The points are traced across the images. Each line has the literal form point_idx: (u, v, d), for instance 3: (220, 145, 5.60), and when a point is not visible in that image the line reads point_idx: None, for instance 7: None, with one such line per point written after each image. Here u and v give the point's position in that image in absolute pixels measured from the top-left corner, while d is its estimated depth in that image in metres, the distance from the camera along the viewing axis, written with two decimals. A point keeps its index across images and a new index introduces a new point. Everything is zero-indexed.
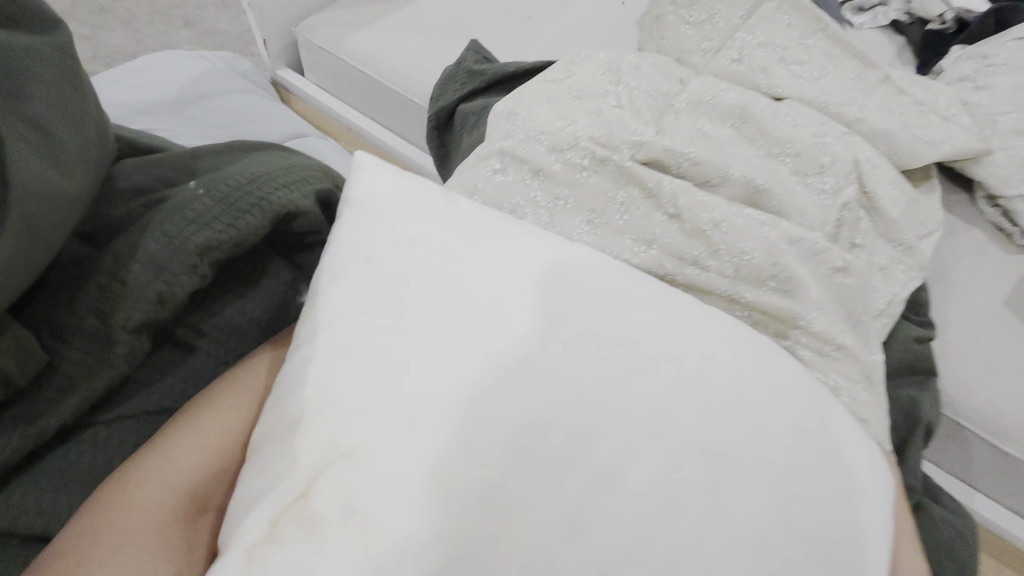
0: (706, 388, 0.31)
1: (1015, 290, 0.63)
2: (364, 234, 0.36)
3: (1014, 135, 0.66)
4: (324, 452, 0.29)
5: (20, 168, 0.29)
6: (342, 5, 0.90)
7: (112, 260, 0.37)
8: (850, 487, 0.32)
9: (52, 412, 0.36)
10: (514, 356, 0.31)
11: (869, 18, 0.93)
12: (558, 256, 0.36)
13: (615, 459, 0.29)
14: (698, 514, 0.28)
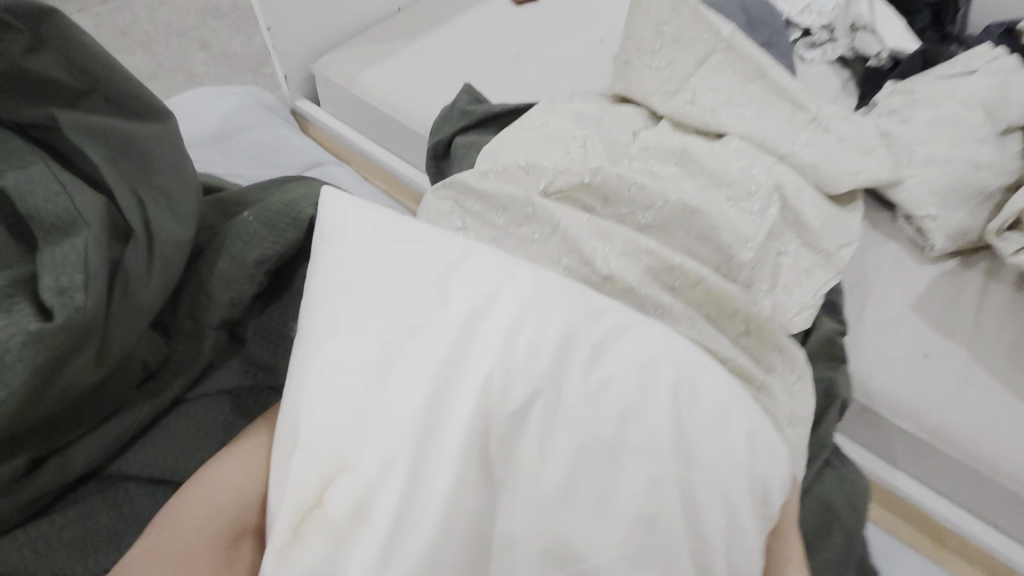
0: (603, 402, 0.43)
1: (921, 295, 0.75)
2: (335, 282, 0.47)
3: (923, 165, 0.79)
4: (325, 468, 0.41)
5: (157, 227, 0.44)
6: (353, 45, 1.03)
7: (198, 278, 0.51)
8: (724, 458, 0.43)
9: (163, 390, 0.50)
10: (459, 386, 0.43)
11: (820, 53, 1.05)
12: (492, 294, 0.47)
13: (535, 461, 0.42)
14: (593, 496, 0.41)
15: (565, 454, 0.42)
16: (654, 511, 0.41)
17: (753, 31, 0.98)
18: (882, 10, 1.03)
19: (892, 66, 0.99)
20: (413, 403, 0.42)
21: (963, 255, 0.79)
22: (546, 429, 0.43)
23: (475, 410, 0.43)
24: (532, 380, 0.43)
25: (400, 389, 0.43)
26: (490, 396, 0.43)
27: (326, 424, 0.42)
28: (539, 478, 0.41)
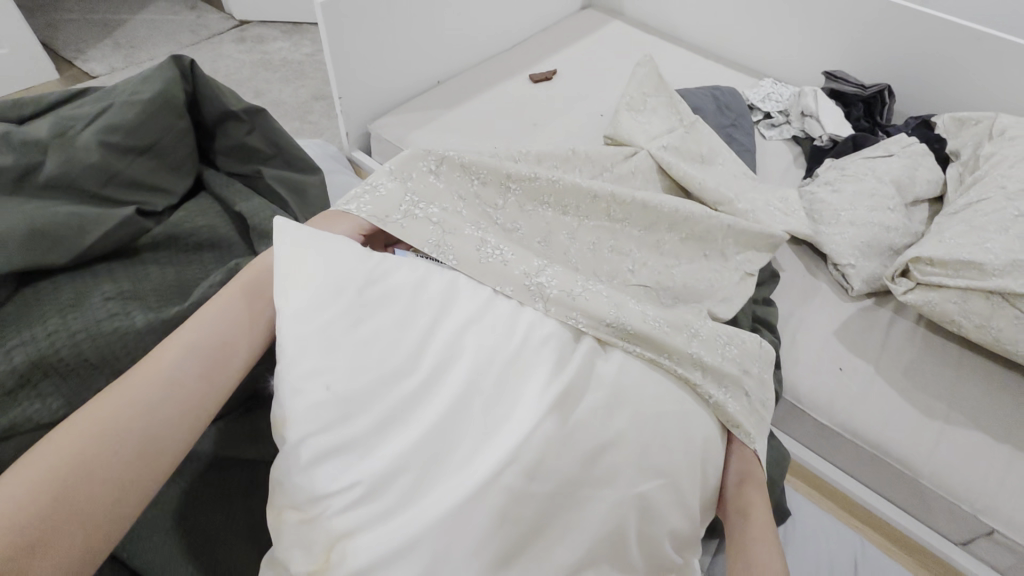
0: (573, 446, 0.52)
1: (842, 325, 0.96)
2: (310, 358, 0.50)
3: (847, 226, 1.02)
4: (331, 539, 0.46)
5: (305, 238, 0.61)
6: (404, 110, 1.28)
7: None
8: (686, 453, 0.58)
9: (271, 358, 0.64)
10: (448, 454, 0.50)
11: (776, 133, 1.32)
12: (467, 368, 0.54)
13: (518, 515, 0.48)
14: (566, 530, 0.51)
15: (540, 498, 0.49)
16: (619, 526, 0.52)
17: (721, 115, 1.23)
18: (825, 101, 1.28)
19: (832, 145, 1.23)
20: (405, 476, 0.48)
21: (877, 297, 1.01)
22: (523, 483, 0.49)
23: (465, 479, 0.48)
24: (511, 443, 0.50)
25: (392, 465, 0.48)
26: (475, 461, 0.49)
27: (328, 494, 0.47)
28: (521, 527, 0.48)
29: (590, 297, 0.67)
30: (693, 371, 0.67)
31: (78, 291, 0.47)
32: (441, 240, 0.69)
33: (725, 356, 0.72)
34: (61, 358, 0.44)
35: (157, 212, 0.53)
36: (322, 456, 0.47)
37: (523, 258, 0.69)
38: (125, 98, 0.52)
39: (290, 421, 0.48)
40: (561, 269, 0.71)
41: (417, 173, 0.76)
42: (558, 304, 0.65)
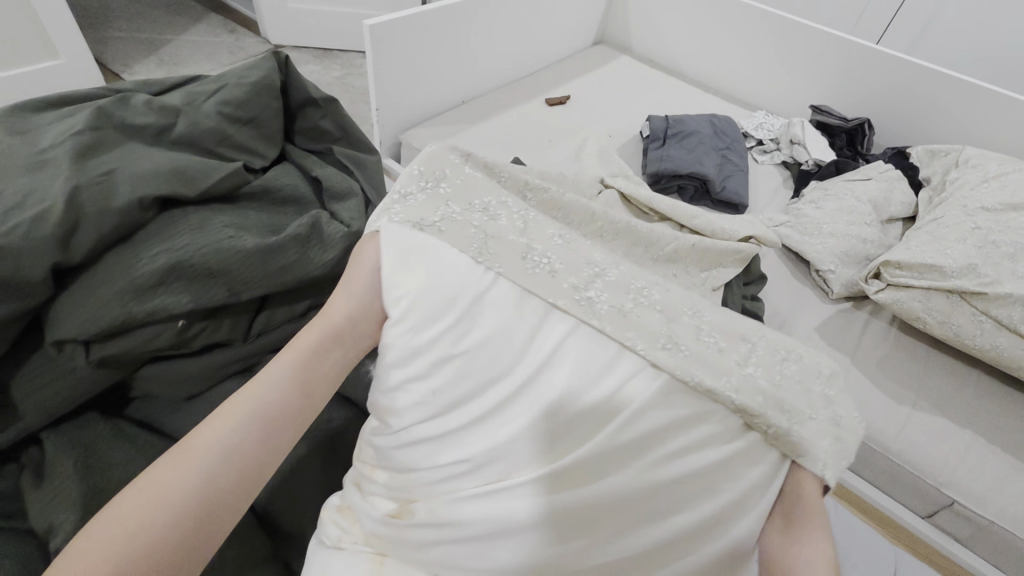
0: (646, 469, 0.51)
1: (823, 323, 1.07)
2: (412, 354, 0.55)
3: (828, 237, 1.14)
4: (425, 512, 0.50)
5: (345, 212, 0.64)
6: (432, 124, 1.43)
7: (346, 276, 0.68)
8: (751, 477, 0.54)
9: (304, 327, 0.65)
10: (534, 449, 0.52)
11: (768, 158, 1.45)
12: (554, 377, 0.54)
13: (595, 507, 0.49)
14: (630, 538, 0.50)
15: (603, 516, 0.50)
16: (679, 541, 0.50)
17: (718, 139, 1.37)
18: (811, 131, 1.43)
19: (817, 169, 1.36)
20: (494, 467, 0.51)
21: (855, 301, 1.12)
22: (602, 492, 0.49)
23: (549, 474, 0.50)
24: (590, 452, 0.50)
25: (481, 455, 0.51)
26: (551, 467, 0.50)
27: (427, 475, 0.52)
28: (598, 519, 0.49)
29: (638, 311, 0.62)
30: (754, 401, 0.56)
31: (200, 216, 0.53)
32: (483, 245, 0.63)
33: (784, 374, 0.61)
34: (191, 264, 0.50)
35: (255, 170, 0.62)
36: (408, 446, 0.53)
37: (563, 269, 0.64)
38: (236, 79, 0.63)
39: (397, 410, 0.54)
40: (605, 282, 0.64)
41: (450, 167, 0.72)
42: (612, 319, 0.60)
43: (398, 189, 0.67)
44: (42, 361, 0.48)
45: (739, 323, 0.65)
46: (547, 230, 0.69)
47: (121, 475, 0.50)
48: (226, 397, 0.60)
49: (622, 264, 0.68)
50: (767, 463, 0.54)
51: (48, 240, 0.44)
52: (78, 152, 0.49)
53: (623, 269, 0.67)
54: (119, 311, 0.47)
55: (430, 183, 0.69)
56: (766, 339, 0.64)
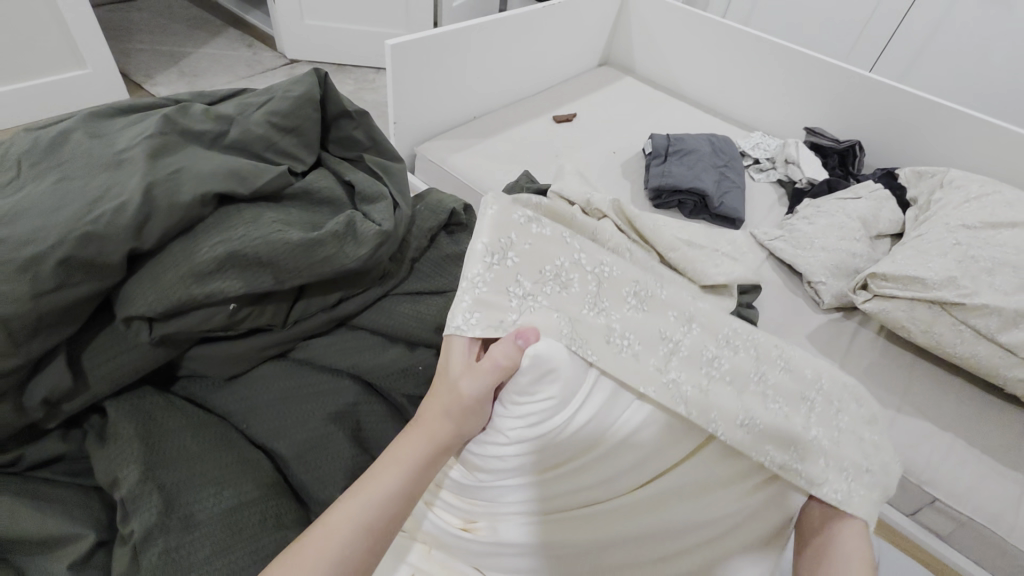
0: (660, 514, 0.64)
1: (814, 330, 1.13)
2: (511, 443, 0.60)
3: (819, 251, 1.21)
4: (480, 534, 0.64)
5: (376, 213, 0.70)
6: (446, 138, 1.50)
7: (376, 272, 0.73)
8: (752, 516, 0.64)
9: (336, 317, 0.70)
10: (579, 511, 0.64)
11: (764, 176, 1.53)
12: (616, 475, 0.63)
13: (608, 549, 0.65)
14: (631, 563, 0.65)
15: (615, 556, 0.65)
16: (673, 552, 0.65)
17: (716, 157, 1.44)
18: (805, 152, 1.50)
19: (810, 187, 1.43)
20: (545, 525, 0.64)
21: (845, 311, 1.18)
22: (617, 539, 0.64)
23: (584, 535, 0.64)
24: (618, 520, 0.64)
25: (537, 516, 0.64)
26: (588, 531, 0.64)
27: (491, 514, 0.65)
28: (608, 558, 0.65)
29: (716, 384, 0.63)
30: (816, 466, 0.62)
31: (252, 213, 0.59)
32: (573, 328, 0.61)
33: (841, 431, 0.65)
34: (245, 253, 0.56)
35: (296, 173, 0.69)
36: (481, 487, 0.64)
37: (648, 356, 0.63)
38: (283, 93, 0.70)
39: (479, 466, 0.62)
40: (686, 358, 0.64)
41: (516, 230, 0.65)
42: (698, 404, 0.61)
43: (466, 272, 0.62)
44: (110, 335, 0.54)
45: (798, 380, 0.66)
46: (619, 291, 0.66)
47: (174, 441, 0.56)
48: (265, 378, 0.66)
49: (692, 322, 0.66)
50: (789, 508, 0.63)
51: (126, 228, 0.50)
52: (150, 154, 0.56)
53: (696, 333, 0.66)
54: (182, 293, 0.53)
55: (495, 256, 0.63)
56: (821, 390, 0.66)
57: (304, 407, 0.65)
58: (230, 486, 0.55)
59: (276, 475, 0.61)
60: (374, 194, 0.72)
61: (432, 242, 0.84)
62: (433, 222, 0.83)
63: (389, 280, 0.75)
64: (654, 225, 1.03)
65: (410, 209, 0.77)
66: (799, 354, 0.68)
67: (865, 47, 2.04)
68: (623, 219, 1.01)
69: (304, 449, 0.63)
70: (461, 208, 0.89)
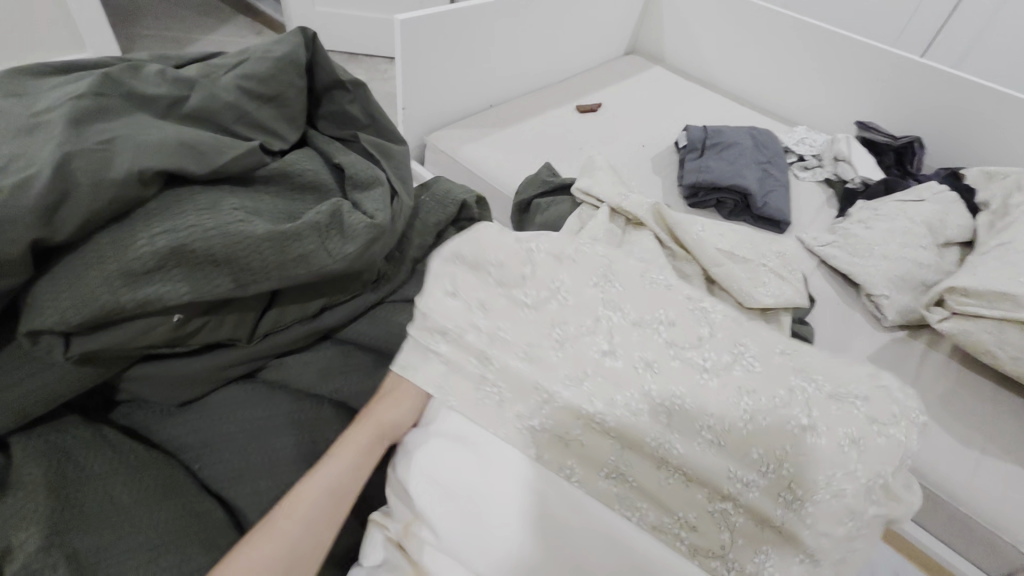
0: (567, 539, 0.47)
1: (876, 352, 0.98)
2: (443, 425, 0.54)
3: (880, 259, 1.06)
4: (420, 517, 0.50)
5: (368, 203, 0.56)
6: (459, 127, 1.37)
7: (369, 275, 0.60)
8: None
9: (315, 331, 0.57)
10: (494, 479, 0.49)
11: (809, 174, 1.38)
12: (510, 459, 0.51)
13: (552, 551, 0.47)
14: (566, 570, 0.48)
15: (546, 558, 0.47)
16: None
17: (759, 152, 1.29)
18: (857, 148, 1.34)
19: (863, 188, 1.28)
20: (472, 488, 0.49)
21: (910, 329, 1.03)
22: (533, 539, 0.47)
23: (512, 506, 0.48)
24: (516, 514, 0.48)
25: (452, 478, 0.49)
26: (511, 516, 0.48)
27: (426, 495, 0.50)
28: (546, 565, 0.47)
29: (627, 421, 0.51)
30: (708, 535, 0.50)
31: (208, 198, 0.47)
32: (447, 382, 0.56)
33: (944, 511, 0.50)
34: (194, 249, 0.43)
35: (273, 151, 0.56)
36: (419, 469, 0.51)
37: (545, 381, 0.53)
38: (259, 53, 0.57)
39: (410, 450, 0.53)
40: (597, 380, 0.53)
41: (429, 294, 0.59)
42: (552, 449, 0.52)
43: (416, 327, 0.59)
44: (18, 353, 0.42)
45: None
46: (509, 347, 0.55)
47: (95, 490, 0.43)
48: (226, 404, 0.53)
49: (590, 372, 0.53)
50: None
51: (27, 212, 0.38)
52: (74, 119, 0.43)
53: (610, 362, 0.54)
54: (105, 300, 0.40)
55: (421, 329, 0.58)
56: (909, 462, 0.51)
57: (274, 443, 0.53)
58: (167, 552, 0.43)
59: (232, 529, 0.49)
60: (366, 181, 0.58)
61: (439, 240, 0.71)
62: (441, 215, 0.70)
63: (383, 287, 0.63)
64: (696, 226, 0.90)
65: (411, 199, 0.64)
66: (822, 445, 0.48)
67: (915, 34, 1.89)
68: (661, 224, 0.89)
69: (270, 496, 0.51)
70: (474, 200, 0.75)
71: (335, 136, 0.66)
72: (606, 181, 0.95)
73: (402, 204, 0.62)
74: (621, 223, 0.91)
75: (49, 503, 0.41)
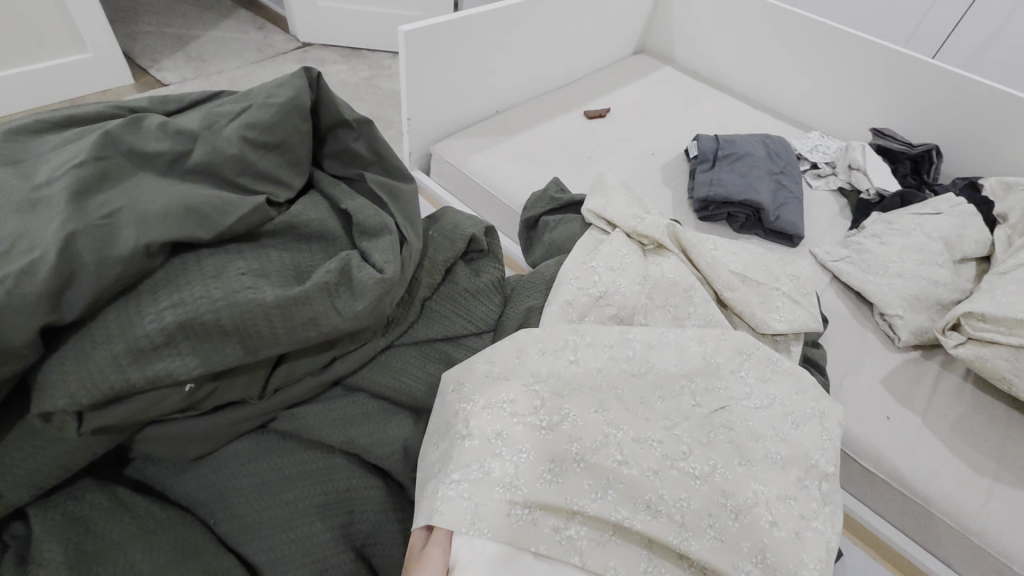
0: None
1: (890, 374, 0.97)
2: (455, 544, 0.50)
3: (895, 277, 1.04)
4: None
5: (375, 255, 0.55)
6: (465, 136, 1.35)
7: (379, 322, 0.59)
8: None
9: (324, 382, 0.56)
10: None
11: (823, 183, 1.35)
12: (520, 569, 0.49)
13: None
14: None
15: None
16: None
17: (771, 162, 1.26)
18: (872, 157, 1.31)
19: (878, 200, 1.25)
20: None
21: (924, 349, 1.01)
22: None
23: None
24: None
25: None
26: None
27: None
28: None
29: (653, 527, 0.52)
30: None
31: (216, 264, 0.46)
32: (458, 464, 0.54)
33: None
34: (203, 322, 0.43)
35: (279, 203, 0.55)
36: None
37: (575, 496, 0.52)
38: (263, 99, 0.56)
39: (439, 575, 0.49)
40: (622, 488, 0.54)
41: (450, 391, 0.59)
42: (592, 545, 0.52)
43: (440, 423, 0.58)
44: (30, 430, 0.42)
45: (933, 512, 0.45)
46: (522, 433, 0.55)
47: (113, 562, 0.43)
48: (238, 460, 0.53)
49: (602, 464, 0.54)
50: None
51: (34, 299, 0.37)
52: (77, 190, 0.42)
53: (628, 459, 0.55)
54: (114, 379, 0.40)
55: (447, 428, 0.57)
56: None
57: (288, 497, 0.53)
58: None
59: None
60: (373, 229, 0.57)
61: (447, 275, 0.70)
62: (449, 252, 0.69)
63: (392, 332, 0.62)
64: (708, 248, 0.88)
65: (420, 241, 0.62)
66: (782, 531, 0.55)
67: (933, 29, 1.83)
68: (676, 245, 0.87)
69: (286, 552, 0.51)
70: (483, 231, 0.74)
71: (341, 177, 0.64)
72: (618, 201, 0.93)
73: (410, 247, 0.60)
74: (637, 246, 0.86)
75: None
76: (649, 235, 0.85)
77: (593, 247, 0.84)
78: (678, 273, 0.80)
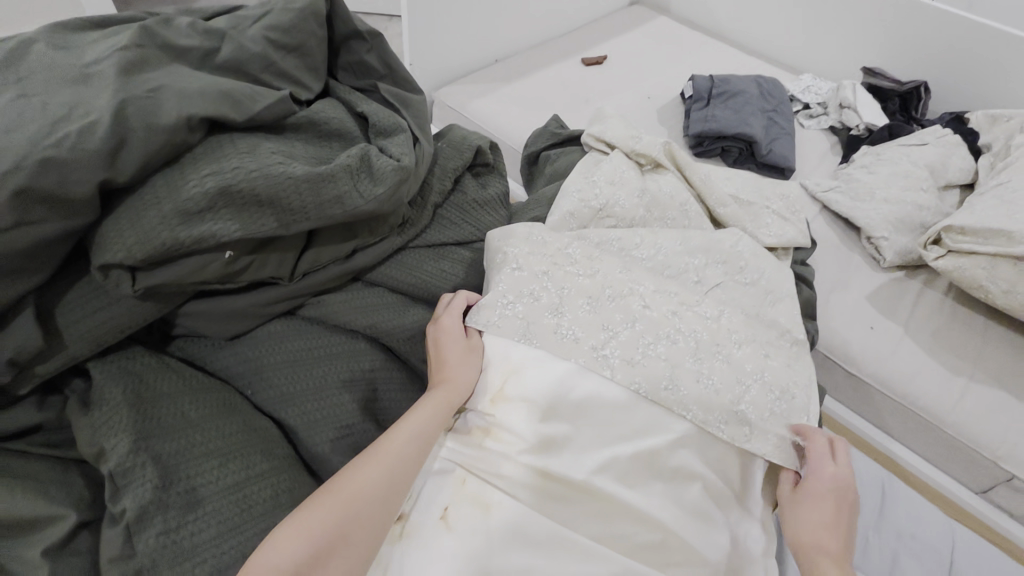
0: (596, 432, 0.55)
1: (875, 289, 1.02)
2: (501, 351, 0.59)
3: (881, 202, 1.09)
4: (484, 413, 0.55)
5: (393, 149, 0.59)
6: (465, 82, 1.38)
7: (396, 218, 0.64)
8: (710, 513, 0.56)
9: (346, 271, 0.61)
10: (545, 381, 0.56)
11: (814, 122, 1.38)
12: (555, 371, 0.57)
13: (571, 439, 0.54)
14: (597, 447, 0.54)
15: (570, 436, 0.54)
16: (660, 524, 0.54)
17: (764, 101, 1.30)
18: (862, 94, 1.34)
19: (868, 134, 1.29)
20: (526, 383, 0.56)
21: (907, 269, 1.06)
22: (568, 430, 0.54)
23: (549, 398, 0.55)
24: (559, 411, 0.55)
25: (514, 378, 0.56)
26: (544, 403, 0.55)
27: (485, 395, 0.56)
28: (579, 450, 0.53)
29: (647, 392, 0.57)
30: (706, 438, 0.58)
31: (248, 143, 0.50)
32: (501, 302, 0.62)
33: None
34: (240, 190, 0.47)
35: (300, 101, 0.59)
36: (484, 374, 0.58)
37: (609, 324, 0.61)
38: (282, 4, 0.59)
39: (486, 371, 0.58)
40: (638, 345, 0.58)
41: (497, 241, 0.67)
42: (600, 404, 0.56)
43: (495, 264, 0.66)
44: (90, 288, 0.47)
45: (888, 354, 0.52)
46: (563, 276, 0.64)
47: (169, 407, 0.49)
48: (271, 339, 0.58)
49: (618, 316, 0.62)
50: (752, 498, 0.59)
51: (93, 154, 0.42)
52: (124, 69, 0.47)
53: (639, 328, 0.61)
54: (165, 234, 0.45)
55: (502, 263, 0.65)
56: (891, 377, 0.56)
57: (318, 370, 0.58)
58: (238, 458, 0.49)
59: (287, 446, 0.55)
60: (388, 128, 0.62)
61: (456, 185, 0.75)
62: (457, 161, 0.73)
63: (407, 231, 0.67)
64: (703, 168, 0.92)
65: (430, 145, 0.66)
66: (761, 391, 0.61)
67: None
68: (672, 164, 0.92)
69: (318, 416, 0.57)
70: (488, 146, 0.78)
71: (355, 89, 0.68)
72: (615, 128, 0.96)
73: (422, 148, 0.65)
74: (635, 167, 0.90)
75: (131, 418, 0.46)
76: (645, 156, 0.89)
77: (593, 167, 0.88)
78: (674, 189, 0.85)
